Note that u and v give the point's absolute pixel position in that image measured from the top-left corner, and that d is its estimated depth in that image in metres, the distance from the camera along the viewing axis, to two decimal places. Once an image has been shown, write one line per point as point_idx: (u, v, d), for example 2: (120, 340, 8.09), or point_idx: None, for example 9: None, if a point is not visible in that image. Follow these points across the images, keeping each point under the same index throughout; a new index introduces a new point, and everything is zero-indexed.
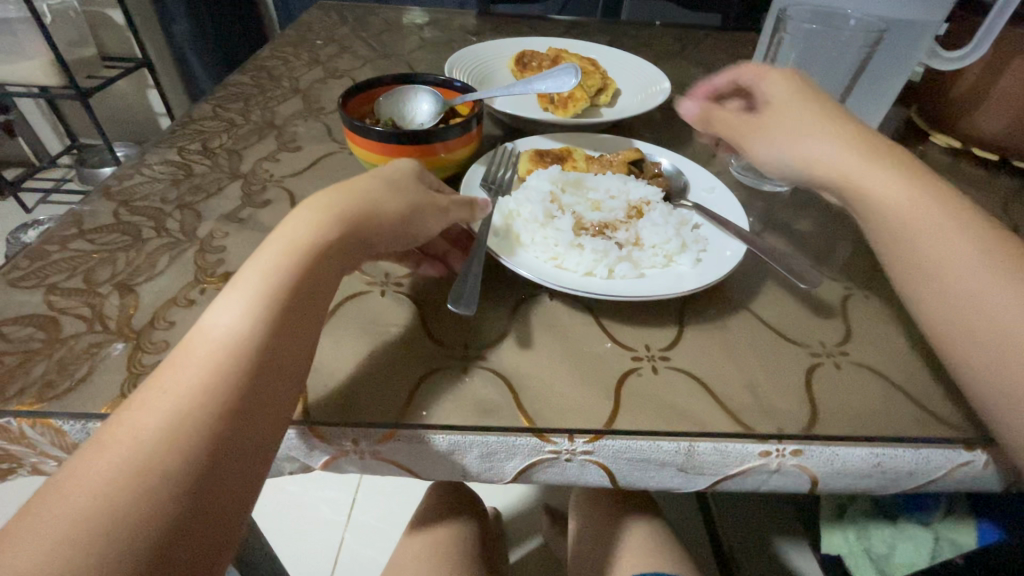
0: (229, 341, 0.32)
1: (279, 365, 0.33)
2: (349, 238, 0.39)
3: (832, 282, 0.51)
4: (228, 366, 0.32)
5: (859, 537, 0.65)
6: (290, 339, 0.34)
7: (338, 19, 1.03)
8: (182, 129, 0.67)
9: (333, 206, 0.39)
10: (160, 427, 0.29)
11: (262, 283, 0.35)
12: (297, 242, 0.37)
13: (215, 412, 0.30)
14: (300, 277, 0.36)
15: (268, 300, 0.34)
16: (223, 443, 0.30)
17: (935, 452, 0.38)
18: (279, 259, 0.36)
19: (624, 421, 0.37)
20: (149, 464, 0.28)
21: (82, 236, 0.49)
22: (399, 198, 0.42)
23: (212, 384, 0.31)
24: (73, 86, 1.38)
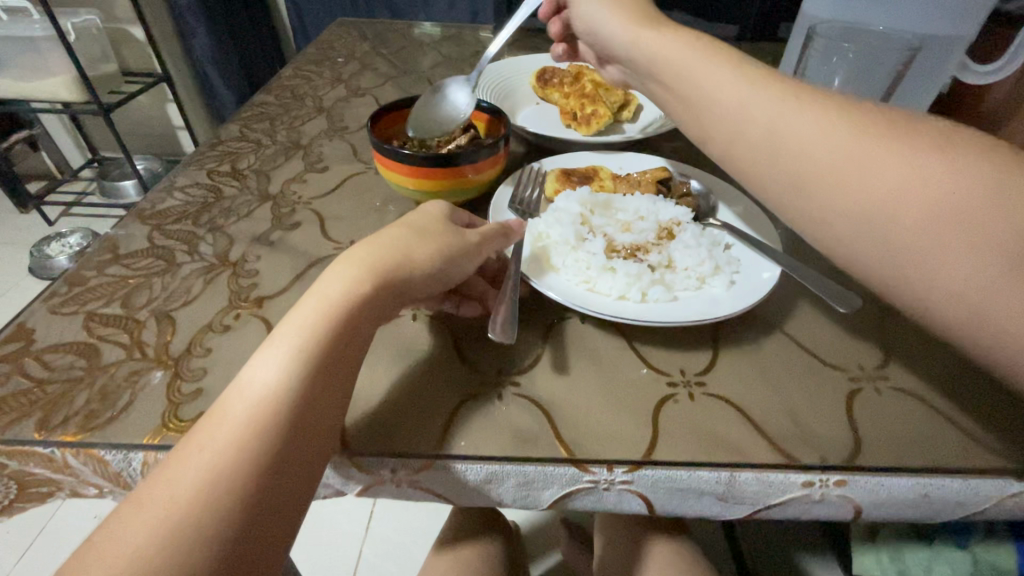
0: (278, 377, 0.34)
1: (317, 413, 0.34)
2: (385, 284, 0.39)
3: (868, 302, 0.50)
4: (275, 402, 0.33)
5: (892, 559, 0.64)
6: (331, 376, 0.35)
7: (358, 36, 1.04)
8: (210, 151, 0.68)
9: (372, 255, 0.40)
10: (206, 469, 0.31)
11: (301, 334, 0.35)
12: (334, 291, 0.38)
13: (255, 462, 0.31)
14: (337, 326, 0.36)
15: (312, 337, 0.35)
16: (265, 480, 0.31)
17: (986, 483, 0.37)
18: (318, 308, 0.37)
19: (663, 451, 0.37)
20: (200, 497, 0.30)
21: (117, 261, 0.50)
22: (436, 243, 0.43)
23: (252, 435, 0.32)
24: (96, 102, 1.41)
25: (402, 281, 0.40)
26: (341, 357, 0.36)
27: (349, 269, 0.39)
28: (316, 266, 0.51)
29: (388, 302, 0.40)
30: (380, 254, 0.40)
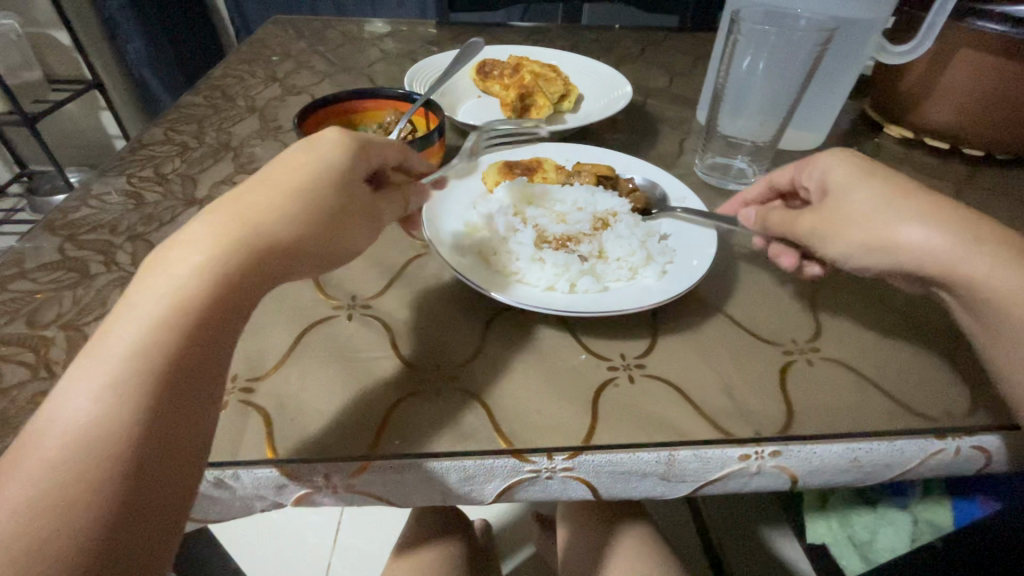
0: (104, 389, 0.27)
1: (175, 425, 0.28)
2: (231, 264, 0.32)
3: (801, 278, 0.52)
4: (110, 419, 0.27)
5: (842, 525, 0.66)
6: (189, 380, 0.29)
7: (295, 33, 1.01)
8: (132, 156, 0.64)
9: (229, 221, 0.33)
10: (24, 509, 0.25)
11: (137, 335, 0.29)
12: (168, 288, 0.30)
13: (69, 515, 0.25)
14: (188, 320, 0.30)
15: (157, 339, 0.29)
16: (113, 513, 0.25)
17: (911, 443, 0.38)
18: (143, 310, 0.30)
19: (604, 435, 0.37)
20: (17, 545, 0.24)
21: (24, 276, 0.47)
22: (299, 208, 0.35)
23: (65, 482, 0.25)
24: (19, 112, 1.31)
25: (262, 258, 0.33)
26: (177, 363, 0.29)
27: (186, 256, 0.31)
28: None
29: (246, 288, 0.32)
30: (223, 231, 0.32)
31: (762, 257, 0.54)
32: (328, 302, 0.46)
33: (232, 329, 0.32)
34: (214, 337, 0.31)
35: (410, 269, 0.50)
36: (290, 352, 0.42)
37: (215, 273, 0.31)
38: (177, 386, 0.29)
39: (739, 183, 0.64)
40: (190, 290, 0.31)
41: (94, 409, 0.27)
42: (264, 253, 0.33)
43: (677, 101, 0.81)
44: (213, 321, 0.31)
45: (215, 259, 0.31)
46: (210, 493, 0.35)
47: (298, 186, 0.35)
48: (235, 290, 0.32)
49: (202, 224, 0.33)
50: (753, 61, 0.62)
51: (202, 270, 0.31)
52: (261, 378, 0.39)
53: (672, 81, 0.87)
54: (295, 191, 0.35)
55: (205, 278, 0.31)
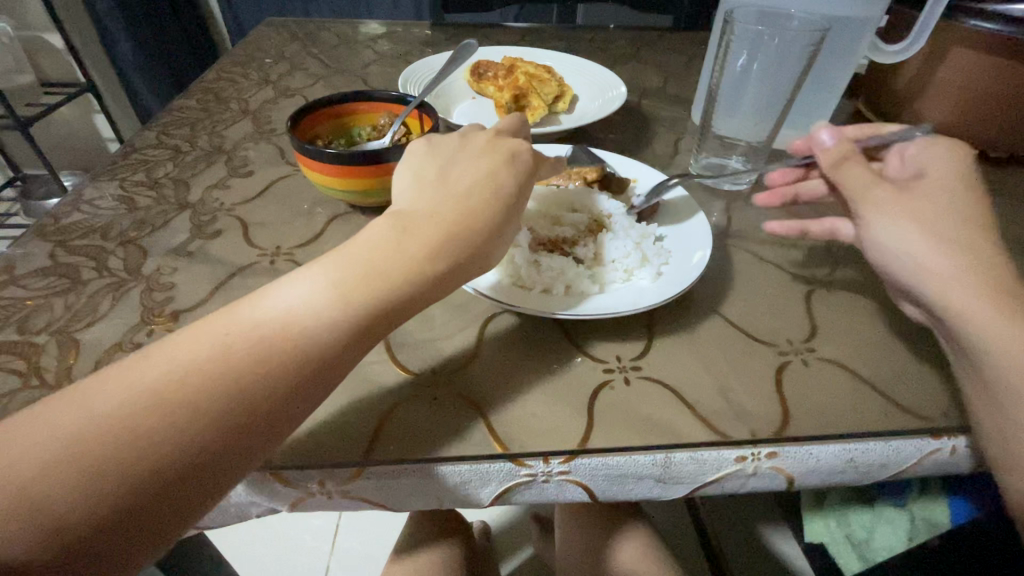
0: (277, 328, 0.29)
1: (284, 405, 0.29)
2: (388, 289, 0.32)
3: (797, 278, 0.51)
4: (258, 360, 0.28)
5: (839, 523, 0.66)
6: (321, 373, 0.30)
7: (288, 35, 1.01)
8: (124, 160, 0.63)
9: (448, 218, 0.35)
10: (167, 385, 0.27)
11: (321, 296, 0.31)
12: (365, 261, 0.32)
13: (182, 427, 0.26)
14: (356, 307, 0.31)
15: (330, 312, 0.30)
16: (198, 453, 0.26)
17: (906, 443, 0.38)
18: (303, 292, 0.31)
19: (599, 438, 0.37)
20: (137, 419, 0.26)
21: (14, 282, 0.46)
22: (487, 218, 0.37)
23: (143, 421, 0.26)
24: (12, 115, 1.30)
25: (413, 292, 0.33)
26: (292, 365, 0.29)
27: (358, 258, 0.33)
28: (238, 275, 0.48)
29: (392, 316, 0.32)
30: (390, 247, 0.33)
31: (756, 258, 0.54)
32: None
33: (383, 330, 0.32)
34: (343, 363, 0.30)
35: None
36: None
37: (371, 292, 0.31)
38: (285, 389, 0.29)
39: (733, 183, 0.64)
40: (349, 304, 0.31)
41: (259, 340, 0.29)
42: (417, 290, 0.33)
43: (672, 101, 0.81)
44: (352, 343, 0.30)
45: (379, 276, 0.32)
46: None
47: (466, 224, 0.36)
48: (382, 316, 0.31)
49: (384, 235, 0.34)
50: (746, 60, 0.62)
51: (363, 277, 0.32)
52: None
53: (666, 81, 0.87)
54: (462, 226, 0.35)
55: (363, 291, 0.31)
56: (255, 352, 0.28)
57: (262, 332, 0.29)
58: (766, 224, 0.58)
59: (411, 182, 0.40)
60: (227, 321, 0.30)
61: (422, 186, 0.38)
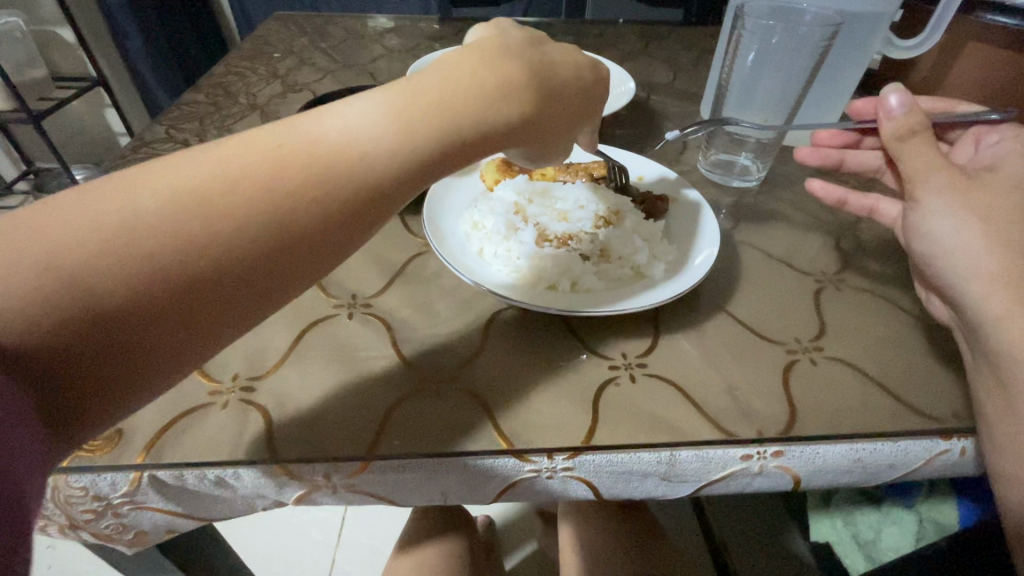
0: (338, 144, 0.27)
1: (332, 228, 0.27)
2: (451, 129, 0.29)
3: (805, 276, 0.51)
4: (316, 172, 0.26)
5: (846, 524, 0.66)
6: (372, 205, 0.28)
7: (296, 30, 1.01)
8: (133, 154, 0.64)
9: (524, 70, 0.32)
10: (231, 180, 0.26)
11: (386, 118, 0.28)
12: (434, 93, 0.29)
13: (234, 232, 0.25)
14: (416, 140, 0.28)
15: (391, 137, 0.28)
16: (244, 260, 0.25)
17: (915, 444, 0.38)
18: (357, 113, 0.28)
19: (604, 436, 0.37)
20: (194, 210, 0.25)
21: None
22: (560, 86, 0.34)
23: (199, 211, 0.25)
24: (24, 109, 1.31)
25: (466, 131, 0.29)
26: (340, 192, 0.27)
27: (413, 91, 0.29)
28: None
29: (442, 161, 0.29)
30: (451, 82, 0.30)
31: (765, 255, 0.53)
32: (328, 301, 0.46)
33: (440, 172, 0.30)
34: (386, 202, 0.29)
35: (410, 268, 0.50)
36: (290, 352, 0.41)
37: (434, 127, 0.28)
38: (340, 211, 0.27)
39: (742, 180, 0.63)
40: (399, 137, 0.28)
41: (322, 152, 0.27)
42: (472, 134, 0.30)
43: (681, 97, 0.80)
44: (406, 178, 0.28)
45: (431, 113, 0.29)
46: (211, 491, 0.36)
47: (529, 75, 0.32)
48: (433, 158, 0.29)
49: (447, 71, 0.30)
50: (756, 56, 0.61)
51: (431, 109, 0.29)
52: (261, 378, 0.39)
53: (675, 76, 0.87)
54: (537, 86, 0.32)
55: (416, 124, 0.28)
56: (304, 172, 0.26)
57: (313, 148, 0.27)
58: (775, 222, 0.58)
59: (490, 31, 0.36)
60: (285, 133, 0.27)
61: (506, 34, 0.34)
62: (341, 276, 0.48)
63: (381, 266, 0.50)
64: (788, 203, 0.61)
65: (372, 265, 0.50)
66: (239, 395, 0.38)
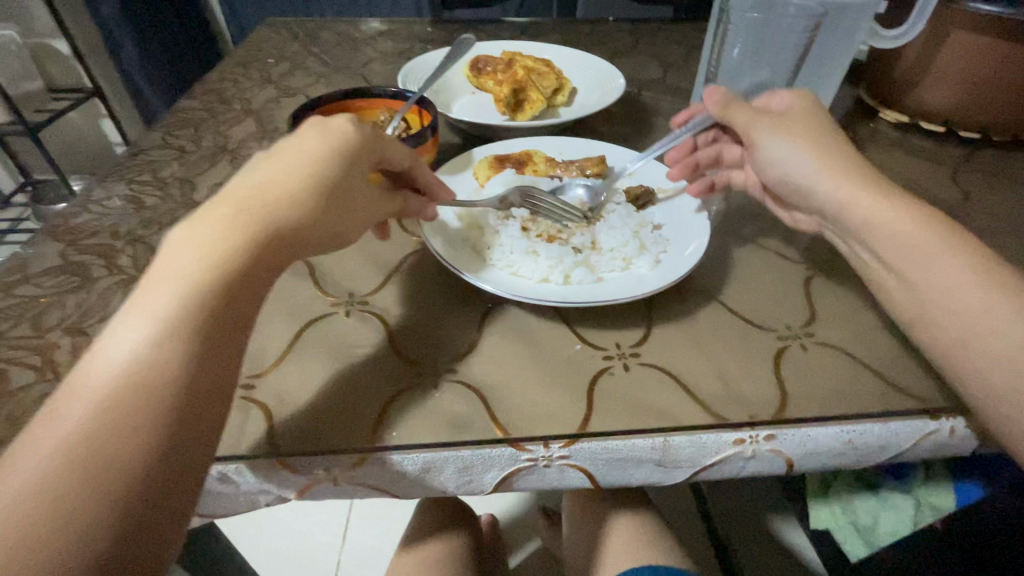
0: (164, 312, 0.29)
1: (214, 380, 0.29)
2: (266, 218, 0.33)
3: (796, 264, 0.52)
4: (169, 338, 0.28)
5: (845, 510, 0.65)
6: (230, 313, 0.31)
7: (289, 34, 1.01)
8: (130, 160, 0.65)
9: (251, 207, 0.33)
10: (111, 393, 0.27)
11: (196, 261, 0.30)
12: (219, 235, 0.31)
13: (141, 425, 0.26)
14: (225, 259, 0.31)
15: (210, 269, 0.30)
16: (167, 440, 0.27)
17: (904, 424, 0.38)
18: (180, 269, 0.30)
19: (599, 423, 0.37)
20: (106, 424, 0.26)
21: (28, 281, 0.48)
22: (306, 183, 0.34)
23: (121, 423, 0.26)
24: (19, 120, 1.30)
25: (330, 232, 0.36)
26: (229, 336, 0.30)
27: (213, 227, 0.32)
28: None
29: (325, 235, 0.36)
30: (283, 182, 0.34)
31: (757, 245, 0.54)
32: (325, 299, 0.47)
33: (249, 292, 0.32)
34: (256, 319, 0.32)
35: (405, 265, 0.50)
36: (289, 349, 0.42)
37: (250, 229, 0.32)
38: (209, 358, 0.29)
39: None
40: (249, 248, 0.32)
41: (161, 327, 0.29)
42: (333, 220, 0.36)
43: (671, 92, 0.81)
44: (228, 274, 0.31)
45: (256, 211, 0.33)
46: (214, 488, 0.36)
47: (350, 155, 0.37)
48: (281, 252, 0.33)
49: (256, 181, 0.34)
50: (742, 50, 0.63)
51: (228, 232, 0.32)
52: (262, 375, 0.40)
53: (666, 72, 0.87)
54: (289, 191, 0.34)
55: (248, 229, 0.32)
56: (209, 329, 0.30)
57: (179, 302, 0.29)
58: (766, 212, 0.58)
59: (263, 173, 0.34)
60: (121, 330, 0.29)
61: (262, 175, 0.34)
62: (338, 275, 0.49)
63: (377, 264, 0.51)
64: None
65: (367, 263, 0.51)
66: (240, 392, 0.39)
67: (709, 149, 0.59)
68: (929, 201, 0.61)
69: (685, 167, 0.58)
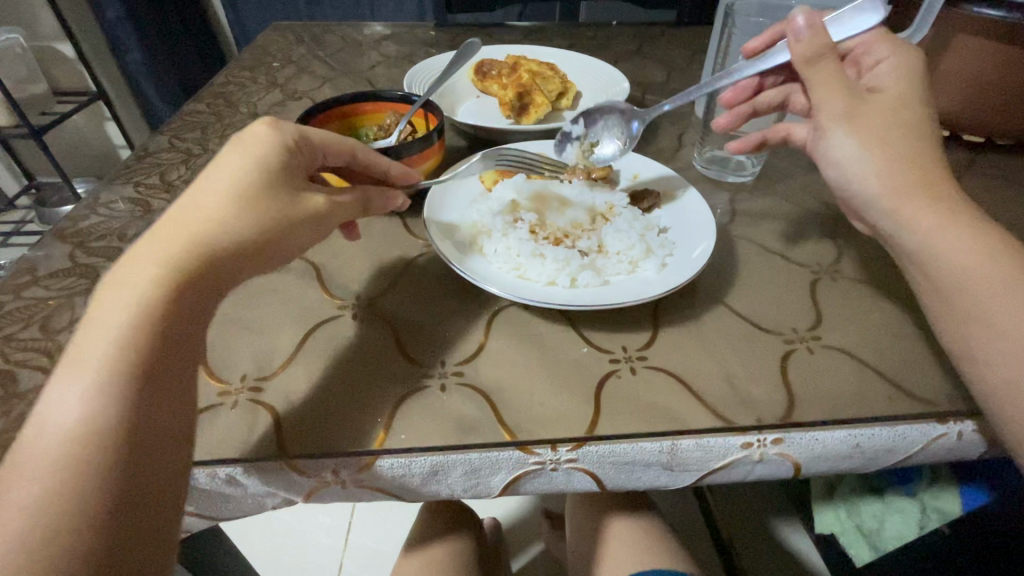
0: (101, 358, 0.29)
1: (163, 410, 0.29)
2: (204, 248, 0.33)
3: (802, 267, 0.52)
4: (110, 381, 0.28)
5: (849, 514, 0.66)
6: (171, 342, 0.31)
7: (294, 38, 1.02)
8: (137, 163, 0.65)
9: (181, 243, 0.33)
10: (61, 448, 0.27)
11: (133, 302, 0.30)
12: (154, 274, 0.31)
13: (93, 473, 0.27)
14: (162, 296, 0.31)
15: (145, 307, 0.30)
16: (120, 482, 0.27)
17: (912, 428, 0.38)
18: (115, 313, 0.30)
19: (607, 426, 0.37)
20: (59, 480, 0.26)
21: (37, 283, 0.48)
22: (238, 210, 0.34)
23: (73, 478, 0.26)
24: (24, 123, 1.31)
25: (271, 250, 0.36)
26: (175, 363, 0.31)
27: (144, 263, 0.31)
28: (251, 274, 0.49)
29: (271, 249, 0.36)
30: (214, 212, 0.34)
31: (763, 248, 0.54)
32: (333, 302, 0.47)
33: (189, 319, 0.32)
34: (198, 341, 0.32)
35: (411, 268, 0.51)
36: (297, 351, 0.42)
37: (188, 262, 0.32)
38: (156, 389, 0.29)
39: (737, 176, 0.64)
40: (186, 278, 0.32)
41: (98, 373, 0.28)
42: (276, 231, 0.36)
43: (675, 96, 0.82)
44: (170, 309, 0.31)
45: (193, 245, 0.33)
46: (223, 489, 0.36)
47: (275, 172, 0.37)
48: (221, 269, 0.34)
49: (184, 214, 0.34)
50: None
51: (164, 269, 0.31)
52: (270, 377, 0.40)
53: (670, 75, 0.88)
54: (223, 222, 0.34)
55: (183, 264, 0.32)
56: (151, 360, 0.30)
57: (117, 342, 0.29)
58: (772, 215, 0.58)
59: (186, 211, 0.34)
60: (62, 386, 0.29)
61: (186, 209, 0.34)
62: (345, 278, 0.49)
63: (383, 267, 0.51)
64: (785, 197, 0.62)
65: (374, 266, 0.51)
66: (248, 395, 0.39)
67: (776, 93, 0.60)
68: None
69: (737, 114, 0.60)
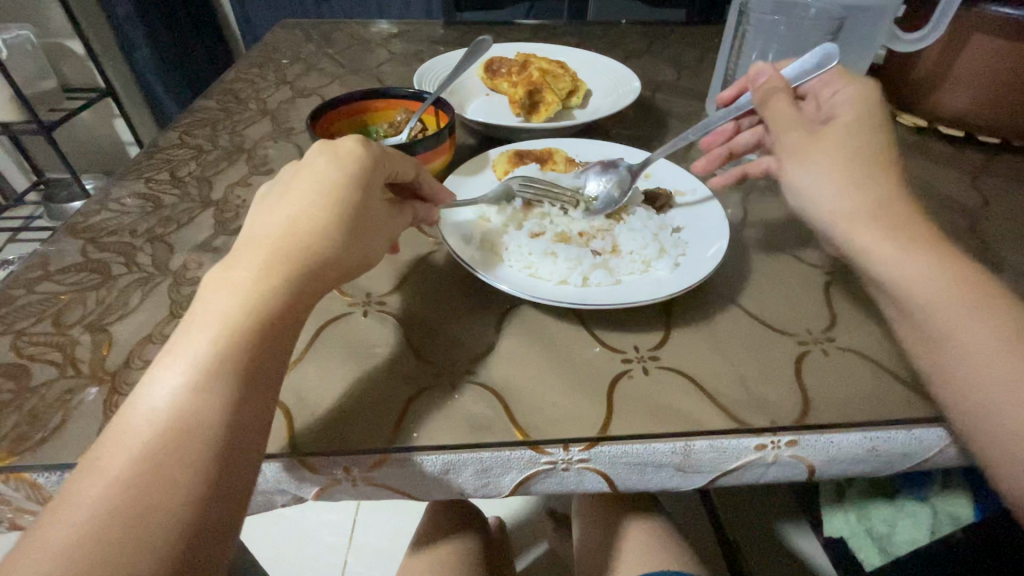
0: (194, 363, 0.29)
1: (246, 423, 0.29)
2: (291, 258, 0.33)
3: (815, 268, 0.51)
4: (202, 386, 0.29)
5: (860, 518, 0.66)
6: (259, 356, 0.31)
7: (304, 35, 1.02)
8: (148, 159, 0.65)
9: (271, 249, 0.33)
10: (146, 447, 0.27)
11: (225, 308, 0.31)
12: (244, 281, 0.32)
13: (179, 477, 0.27)
14: (254, 304, 0.31)
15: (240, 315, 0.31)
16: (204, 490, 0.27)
17: (929, 432, 0.38)
18: (211, 319, 0.31)
19: (620, 426, 0.37)
20: (142, 479, 0.27)
21: (49, 278, 0.48)
22: (326, 220, 0.34)
23: (156, 480, 0.26)
24: (34, 119, 1.31)
25: (352, 265, 0.36)
26: (263, 378, 0.31)
27: (227, 277, 0.32)
28: None
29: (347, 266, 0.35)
30: (302, 219, 0.34)
31: (776, 249, 0.53)
32: (343, 299, 0.47)
33: (279, 332, 0.32)
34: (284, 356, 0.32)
35: (421, 265, 0.50)
36: (307, 349, 0.42)
37: (277, 271, 0.32)
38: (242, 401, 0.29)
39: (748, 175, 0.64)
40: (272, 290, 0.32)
41: (193, 378, 0.29)
42: (355, 245, 0.36)
43: (685, 95, 0.81)
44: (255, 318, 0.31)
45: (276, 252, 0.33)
46: None
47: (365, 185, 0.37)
48: (306, 291, 0.33)
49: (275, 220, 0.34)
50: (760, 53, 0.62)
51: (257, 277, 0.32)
52: None
53: (680, 75, 0.87)
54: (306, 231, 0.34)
55: (275, 271, 0.32)
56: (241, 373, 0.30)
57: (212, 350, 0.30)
58: (784, 216, 0.58)
59: (278, 214, 0.34)
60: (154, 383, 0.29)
61: (274, 214, 0.34)
62: (355, 275, 0.49)
63: (394, 264, 0.51)
64: None
65: (384, 263, 0.51)
66: None
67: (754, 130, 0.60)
68: (948, 207, 0.60)
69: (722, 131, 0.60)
